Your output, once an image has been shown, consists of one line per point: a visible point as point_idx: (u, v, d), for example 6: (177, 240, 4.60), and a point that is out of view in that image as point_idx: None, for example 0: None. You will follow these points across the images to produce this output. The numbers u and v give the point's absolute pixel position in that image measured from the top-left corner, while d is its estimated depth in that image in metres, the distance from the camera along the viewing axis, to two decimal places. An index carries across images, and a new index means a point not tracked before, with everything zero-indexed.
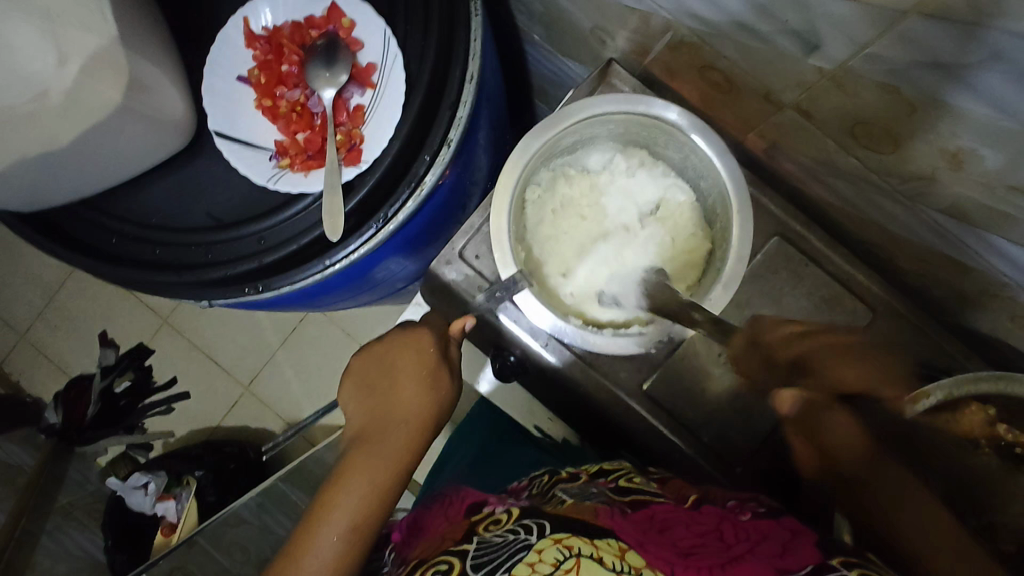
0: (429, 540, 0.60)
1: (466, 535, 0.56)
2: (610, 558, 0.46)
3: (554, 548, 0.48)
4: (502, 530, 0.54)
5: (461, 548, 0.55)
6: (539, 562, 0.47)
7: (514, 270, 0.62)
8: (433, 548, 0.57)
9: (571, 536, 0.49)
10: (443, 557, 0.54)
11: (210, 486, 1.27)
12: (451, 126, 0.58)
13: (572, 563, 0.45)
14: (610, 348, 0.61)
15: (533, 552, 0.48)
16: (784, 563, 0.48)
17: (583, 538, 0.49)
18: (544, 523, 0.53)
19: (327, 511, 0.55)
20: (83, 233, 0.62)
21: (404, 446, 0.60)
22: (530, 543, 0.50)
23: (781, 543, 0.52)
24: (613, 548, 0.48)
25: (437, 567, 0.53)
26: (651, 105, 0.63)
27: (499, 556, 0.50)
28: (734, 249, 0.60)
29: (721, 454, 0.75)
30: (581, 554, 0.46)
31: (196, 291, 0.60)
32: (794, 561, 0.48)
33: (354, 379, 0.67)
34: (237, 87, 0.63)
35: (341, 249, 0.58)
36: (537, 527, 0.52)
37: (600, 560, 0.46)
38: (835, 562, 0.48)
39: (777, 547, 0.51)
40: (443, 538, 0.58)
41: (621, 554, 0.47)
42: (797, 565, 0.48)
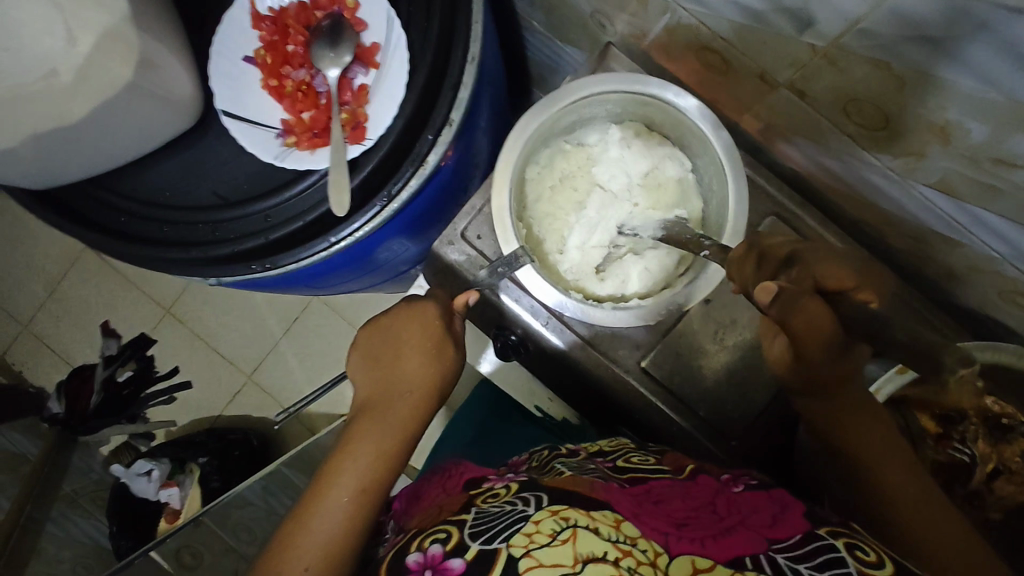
0: (426, 511, 0.61)
1: (465, 506, 0.58)
2: (606, 528, 0.48)
3: (552, 519, 0.49)
4: (501, 502, 0.55)
5: (460, 517, 0.55)
6: (537, 532, 0.48)
7: (515, 245, 0.64)
8: (431, 519, 0.58)
9: (568, 509, 0.51)
10: (442, 527, 0.54)
11: (214, 472, 1.29)
12: (453, 107, 0.60)
13: (569, 534, 0.47)
14: (608, 322, 0.63)
15: (530, 523, 0.49)
16: (773, 535, 0.50)
17: (579, 510, 0.51)
18: (542, 495, 0.54)
19: (336, 477, 0.57)
20: (93, 212, 0.63)
21: (410, 415, 0.62)
22: (528, 514, 0.51)
23: (772, 513, 0.53)
24: (608, 520, 0.50)
25: (436, 536, 0.53)
26: (648, 84, 0.65)
27: (497, 525, 0.50)
28: (730, 226, 0.62)
29: (717, 431, 0.76)
30: (578, 526, 0.48)
31: (205, 267, 0.61)
32: (784, 531, 0.50)
33: (359, 352, 0.68)
34: (243, 67, 0.64)
35: (347, 226, 0.60)
36: (534, 499, 0.53)
37: (596, 531, 0.48)
38: (822, 532, 0.51)
39: (768, 519, 0.53)
40: (441, 510, 0.60)
41: (616, 524, 0.49)
42: (786, 535, 0.50)
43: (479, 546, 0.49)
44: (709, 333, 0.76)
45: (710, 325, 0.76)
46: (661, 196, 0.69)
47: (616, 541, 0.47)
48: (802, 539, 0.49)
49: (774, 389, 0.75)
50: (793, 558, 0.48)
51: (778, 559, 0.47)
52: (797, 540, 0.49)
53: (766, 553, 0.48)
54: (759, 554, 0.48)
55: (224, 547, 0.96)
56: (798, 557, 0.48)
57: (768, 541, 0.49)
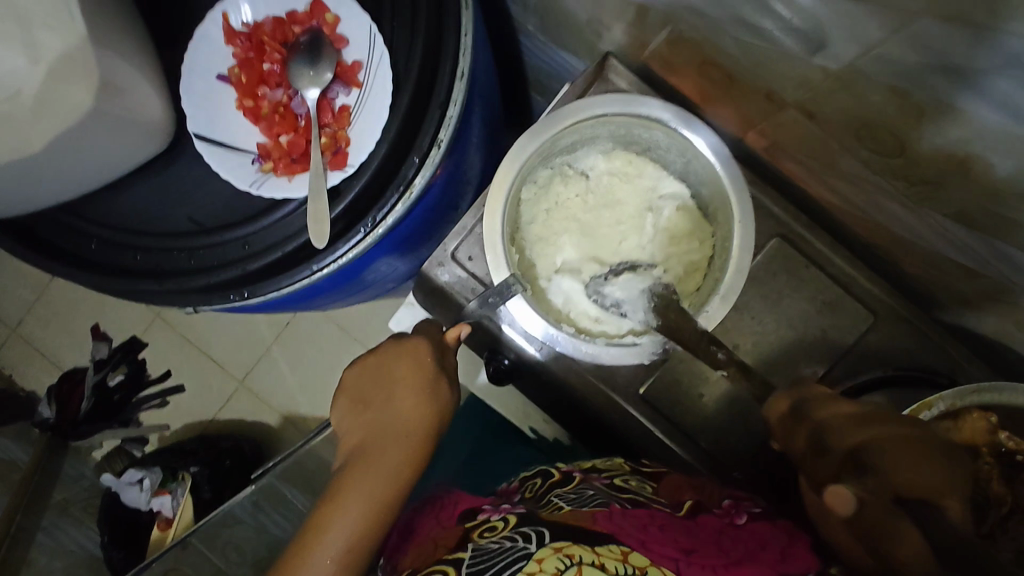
0: (421, 548, 0.58)
1: (460, 543, 0.55)
2: (613, 563, 0.45)
3: (555, 556, 0.46)
4: (499, 538, 0.52)
5: (456, 555, 0.52)
6: (540, 570, 0.45)
7: (507, 273, 0.61)
8: (426, 557, 0.55)
9: (572, 545, 0.47)
10: (439, 566, 0.51)
11: (206, 482, 1.25)
12: (441, 127, 0.55)
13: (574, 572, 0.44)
14: (605, 358, 0.59)
15: (533, 560, 0.46)
16: (781, 571, 0.47)
17: (584, 545, 0.47)
18: (544, 531, 0.51)
19: (322, 529, 0.54)
20: (61, 238, 0.60)
21: (401, 459, 0.59)
22: (530, 551, 0.48)
23: (781, 549, 0.51)
24: (614, 553, 0.47)
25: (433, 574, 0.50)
26: (651, 107, 0.62)
27: (498, 563, 0.48)
28: (733, 261, 0.59)
29: (718, 460, 0.73)
30: (583, 563, 0.45)
31: (179, 298, 0.58)
32: (793, 569, 0.48)
33: (348, 395, 0.66)
34: (216, 87, 0.60)
35: (330, 254, 0.56)
36: (536, 535, 0.50)
37: (602, 567, 0.44)
38: (836, 572, 0.48)
39: (777, 556, 0.50)
40: (436, 545, 0.57)
41: (624, 557, 0.46)
42: (797, 572, 0.48)
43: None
44: None
45: None
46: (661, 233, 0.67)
47: None
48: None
49: None
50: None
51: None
52: None
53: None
54: None
55: (214, 570, 0.93)
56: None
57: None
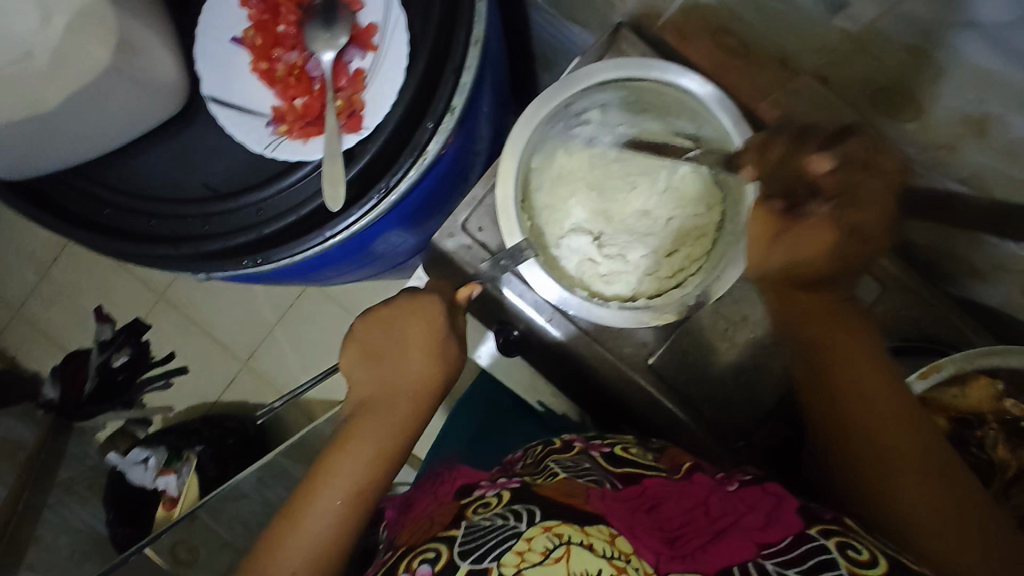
0: (417, 525, 0.56)
1: (455, 519, 0.53)
2: (600, 544, 0.44)
3: (545, 536, 0.45)
4: (492, 514, 0.51)
5: (448, 533, 0.51)
6: (528, 551, 0.44)
7: (519, 238, 0.62)
8: (421, 533, 0.53)
9: (562, 524, 0.46)
10: (431, 545, 0.50)
11: (210, 460, 1.24)
12: (455, 92, 0.56)
13: (562, 552, 0.43)
14: (612, 321, 0.62)
15: (522, 540, 0.45)
16: (763, 537, 0.47)
17: (574, 524, 0.46)
18: (534, 509, 0.49)
19: (331, 476, 0.55)
20: (75, 203, 0.60)
21: (412, 416, 0.60)
22: (520, 530, 0.47)
23: (766, 510, 0.50)
24: (602, 533, 0.46)
25: (425, 554, 0.49)
26: (665, 70, 0.62)
27: (488, 542, 0.46)
28: (747, 224, 0.59)
29: (727, 430, 0.74)
30: (572, 543, 0.44)
31: (191, 262, 0.58)
32: (775, 533, 0.47)
33: (357, 347, 0.65)
34: (231, 49, 0.60)
35: (342, 220, 0.56)
36: (526, 513, 0.48)
37: (590, 547, 0.44)
38: (814, 530, 0.48)
39: (761, 518, 0.49)
40: (433, 523, 0.55)
41: (611, 537, 0.45)
42: (778, 537, 0.47)
43: (469, 567, 0.45)
44: (719, 329, 0.73)
45: (721, 320, 0.73)
46: (674, 194, 0.66)
47: (610, 557, 0.43)
48: (794, 542, 0.46)
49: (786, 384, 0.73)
50: (781, 563, 0.44)
51: (766, 566, 0.44)
52: (785, 544, 0.46)
53: (755, 559, 0.45)
54: (747, 561, 0.45)
55: (221, 543, 0.92)
56: (786, 562, 0.44)
57: (758, 547, 0.46)
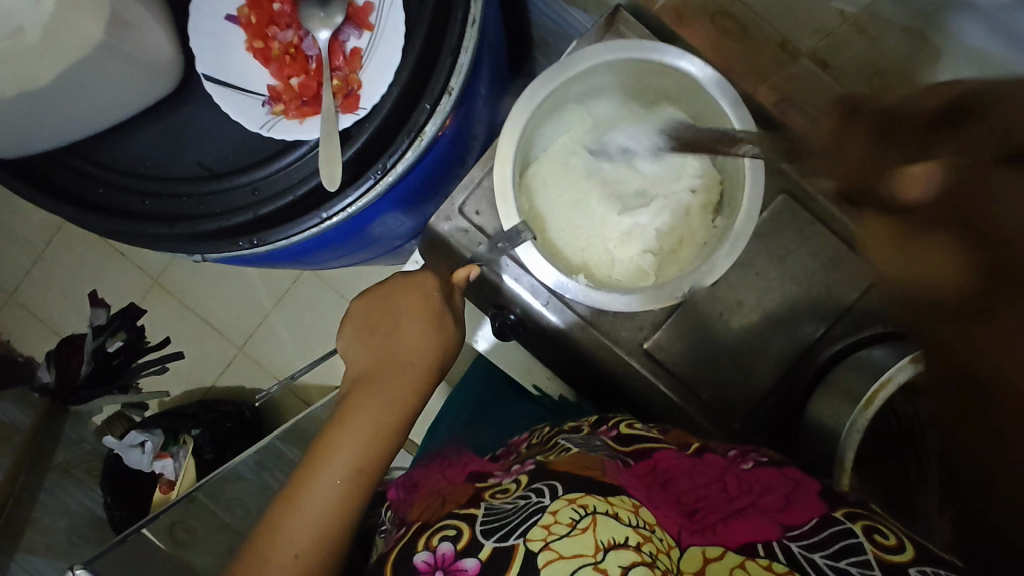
0: (428, 501, 0.57)
1: (471, 501, 0.52)
2: (626, 513, 0.44)
3: (569, 508, 0.45)
4: (512, 498, 0.50)
5: (468, 511, 0.50)
6: (554, 523, 0.43)
7: (517, 221, 0.61)
8: (435, 510, 0.53)
9: (586, 495, 0.46)
10: (450, 521, 0.49)
11: (208, 444, 1.27)
12: (452, 75, 0.56)
13: (589, 521, 0.43)
14: (610, 305, 0.60)
15: (547, 513, 0.45)
16: (787, 520, 0.47)
17: (597, 495, 0.46)
18: (556, 485, 0.48)
19: (328, 454, 0.55)
20: (70, 182, 0.60)
21: (408, 391, 0.60)
22: (544, 505, 0.46)
23: (785, 494, 0.50)
24: (626, 504, 0.46)
25: (445, 532, 0.48)
26: (665, 53, 0.61)
27: (513, 520, 0.45)
28: (743, 208, 0.59)
29: (720, 413, 0.75)
30: (597, 513, 0.44)
31: (189, 243, 0.58)
32: (798, 517, 0.46)
33: (352, 325, 0.66)
34: (225, 27, 0.60)
35: (340, 201, 0.57)
36: (548, 489, 0.48)
37: (615, 516, 0.44)
38: (839, 512, 0.47)
39: (781, 501, 0.49)
40: (445, 500, 0.55)
41: (636, 508, 0.46)
42: (801, 520, 0.46)
43: (493, 546, 0.44)
44: (713, 314, 0.74)
45: (715, 306, 0.74)
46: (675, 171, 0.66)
47: (636, 526, 0.43)
48: (819, 523, 0.45)
49: (780, 369, 0.74)
50: (807, 546, 0.44)
51: (792, 548, 0.43)
52: (812, 526, 0.45)
53: (779, 539, 0.44)
54: (773, 541, 0.44)
55: (219, 524, 0.90)
56: (813, 545, 0.43)
57: (782, 528, 0.45)
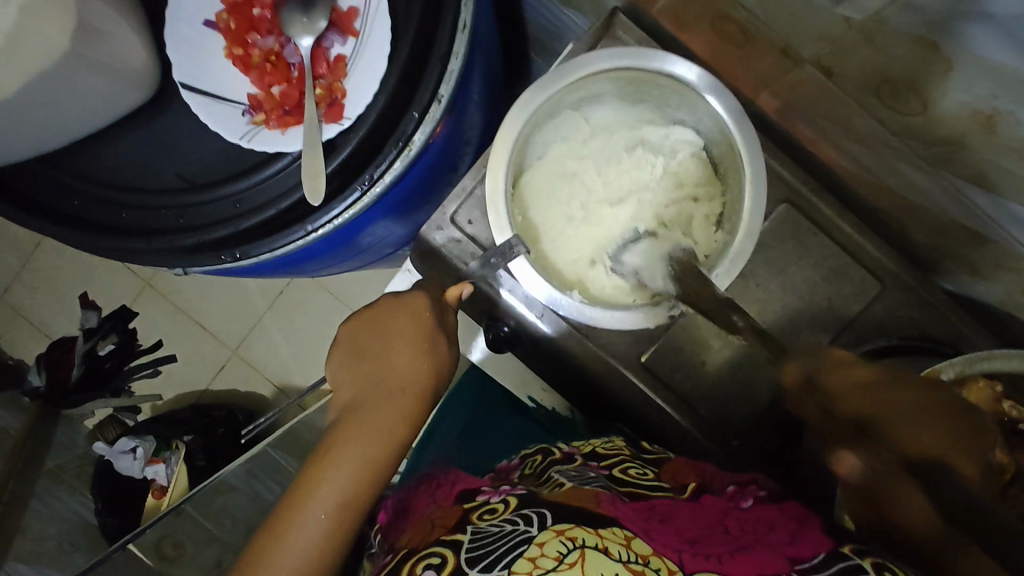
0: (420, 524, 0.55)
1: (459, 523, 0.51)
2: (616, 547, 0.43)
3: (557, 539, 0.43)
4: (500, 520, 0.48)
5: (454, 537, 0.49)
6: (541, 556, 0.42)
7: (509, 234, 0.59)
8: (424, 535, 0.51)
9: (575, 527, 0.44)
10: (435, 549, 0.48)
11: (199, 450, 1.25)
12: (442, 81, 0.53)
13: (577, 556, 0.41)
14: (606, 323, 0.58)
15: (534, 544, 0.43)
16: (795, 553, 0.46)
17: (586, 527, 0.45)
18: (543, 511, 0.47)
19: (315, 486, 0.53)
20: (44, 194, 0.57)
21: (398, 415, 0.58)
22: (532, 534, 0.45)
23: (789, 531, 0.49)
24: (617, 536, 0.44)
25: (428, 560, 0.47)
26: (664, 61, 0.59)
27: (499, 547, 0.44)
28: (744, 222, 0.57)
29: (719, 427, 0.73)
30: (586, 546, 0.42)
31: (169, 257, 0.56)
32: (805, 550, 0.46)
33: (342, 350, 0.64)
34: (204, 33, 0.57)
35: (325, 213, 0.54)
36: (536, 517, 0.47)
37: (605, 551, 0.42)
38: (845, 549, 0.46)
39: (785, 536, 0.48)
40: (434, 524, 0.53)
41: (627, 541, 0.44)
42: (808, 553, 0.46)
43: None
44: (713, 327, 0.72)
45: None
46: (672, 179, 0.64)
47: (627, 561, 0.42)
48: (826, 558, 0.45)
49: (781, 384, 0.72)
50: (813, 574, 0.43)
51: None
52: (819, 561, 0.44)
53: (788, 572, 0.43)
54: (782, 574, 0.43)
55: (208, 537, 0.89)
56: None
57: (790, 561, 0.44)
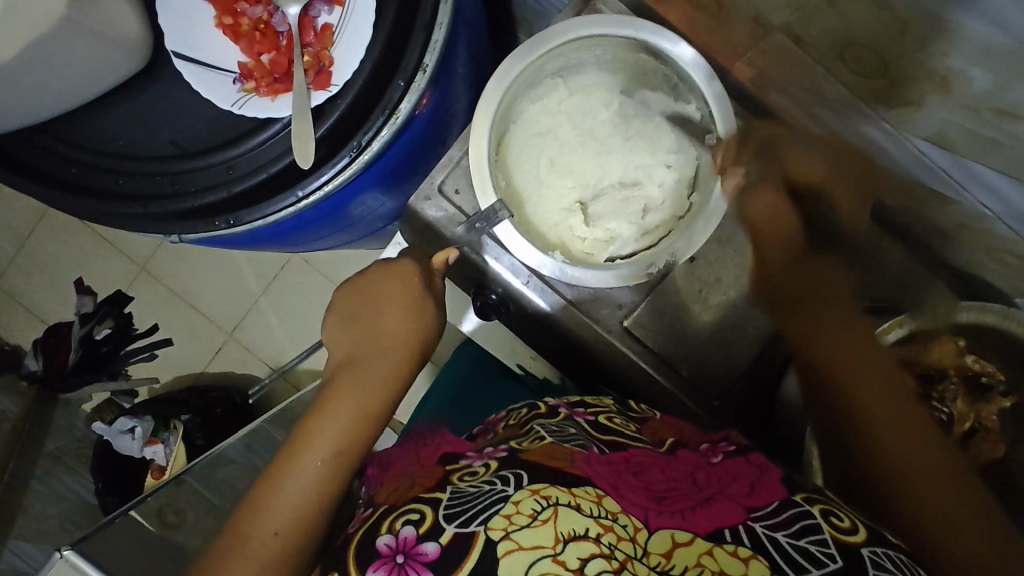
0: (397, 483, 0.57)
1: (438, 483, 0.53)
2: (587, 504, 0.46)
3: (532, 498, 0.46)
4: (479, 482, 0.51)
5: (434, 495, 0.50)
6: (517, 513, 0.45)
7: (493, 199, 0.62)
8: (401, 493, 0.53)
9: (549, 486, 0.47)
10: (414, 506, 0.49)
11: (197, 429, 1.27)
12: (427, 50, 0.55)
13: (550, 513, 0.45)
14: (587, 281, 0.61)
15: (510, 503, 0.46)
16: (752, 503, 0.49)
17: (560, 487, 0.48)
18: (520, 473, 0.50)
19: (312, 436, 0.56)
20: (41, 162, 0.59)
21: (388, 372, 0.61)
22: (508, 493, 0.47)
23: (750, 482, 0.52)
24: (589, 494, 0.47)
25: (409, 515, 0.48)
26: (640, 28, 0.61)
27: (476, 505, 0.47)
28: (716, 186, 0.60)
29: (700, 390, 0.76)
30: (559, 504, 0.45)
31: (162, 223, 0.58)
32: (761, 499, 0.49)
33: (336, 315, 0.66)
34: (196, 4, 0.59)
35: (315, 178, 0.56)
36: (513, 478, 0.49)
37: (578, 508, 0.45)
38: (800, 497, 0.49)
39: (745, 487, 0.51)
40: (413, 483, 0.55)
41: (598, 499, 0.47)
42: (764, 502, 0.48)
43: (455, 530, 0.45)
44: (693, 292, 0.75)
45: (694, 284, 0.75)
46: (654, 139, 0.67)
47: (597, 517, 0.45)
48: (779, 507, 0.48)
49: (758, 346, 0.75)
50: (772, 526, 0.46)
51: (756, 530, 0.45)
52: (774, 508, 0.48)
53: (745, 522, 0.46)
54: (739, 524, 0.46)
55: (208, 506, 0.88)
56: (776, 525, 0.46)
57: (746, 511, 0.47)
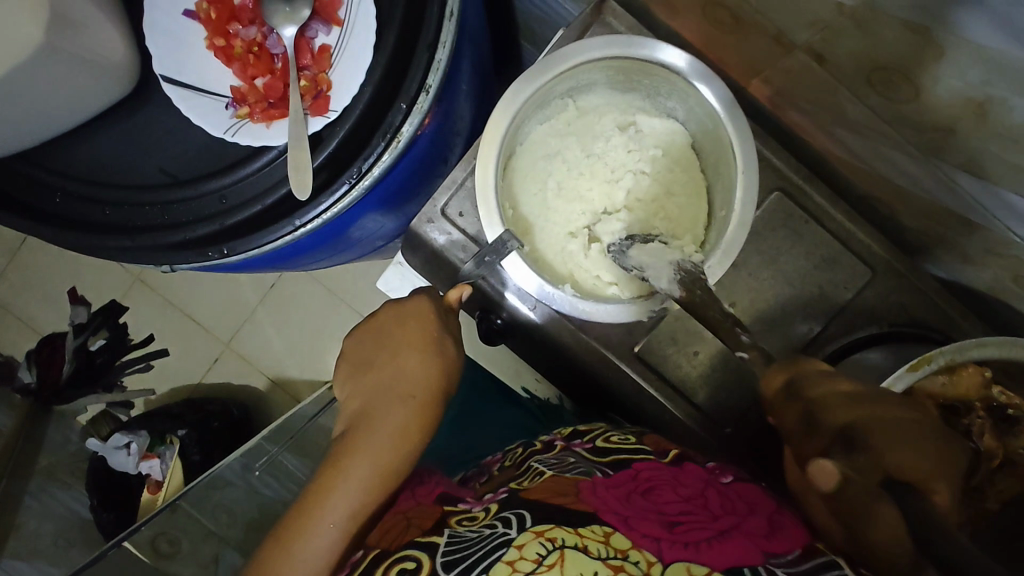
0: (392, 519, 0.54)
1: (435, 526, 0.51)
2: (596, 545, 0.42)
3: (536, 541, 0.43)
4: (479, 526, 0.48)
5: (430, 540, 0.48)
6: (521, 559, 0.42)
7: (502, 230, 0.58)
8: (397, 536, 0.51)
9: (554, 526, 0.44)
10: (409, 553, 0.48)
11: (194, 443, 1.24)
12: (429, 70, 0.52)
13: (556, 558, 0.41)
14: (600, 317, 0.57)
15: (512, 547, 0.43)
16: (771, 547, 0.45)
17: (566, 526, 0.44)
18: (522, 513, 0.47)
19: (325, 497, 0.56)
20: (22, 190, 0.56)
21: (402, 423, 0.59)
22: (510, 537, 0.45)
23: (768, 518, 0.49)
24: (597, 533, 0.44)
25: (405, 564, 0.47)
26: (654, 49, 0.58)
27: (476, 551, 0.44)
28: (736, 215, 0.56)
29: (714, 418, 0.73)
30: (565, 546, 0.42)
31: (153, 255, 0.54)
32: (781, 545, 0.45)
33: (349, 362, 0.65)
34: (183, 23, 0.56)
35: (313, 209, 0.53)
36: (516, 519, 0.47)
37: (585, 550, 0.42)
38: (820, 544, 0.47)
39: (764, 524, 0.48)
40: (410, 523, 0.53)
41: (607, 537, 0.43)
42: (784, 549, 0.45)
43: None
44: None
45: None
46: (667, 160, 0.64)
47: (606, 558, 0.41)
48: (801, 555, 0.45)
49: None
50: (794, 574, 0.42)
51: None
52: (795, 556, 0.44)
53: (765, 567, 0.42)
54: (759, 567, 0.42)
55: (205, 533, 0.81)
56: (800, 573, 0.42)
57: (766, 554, 0.44)
